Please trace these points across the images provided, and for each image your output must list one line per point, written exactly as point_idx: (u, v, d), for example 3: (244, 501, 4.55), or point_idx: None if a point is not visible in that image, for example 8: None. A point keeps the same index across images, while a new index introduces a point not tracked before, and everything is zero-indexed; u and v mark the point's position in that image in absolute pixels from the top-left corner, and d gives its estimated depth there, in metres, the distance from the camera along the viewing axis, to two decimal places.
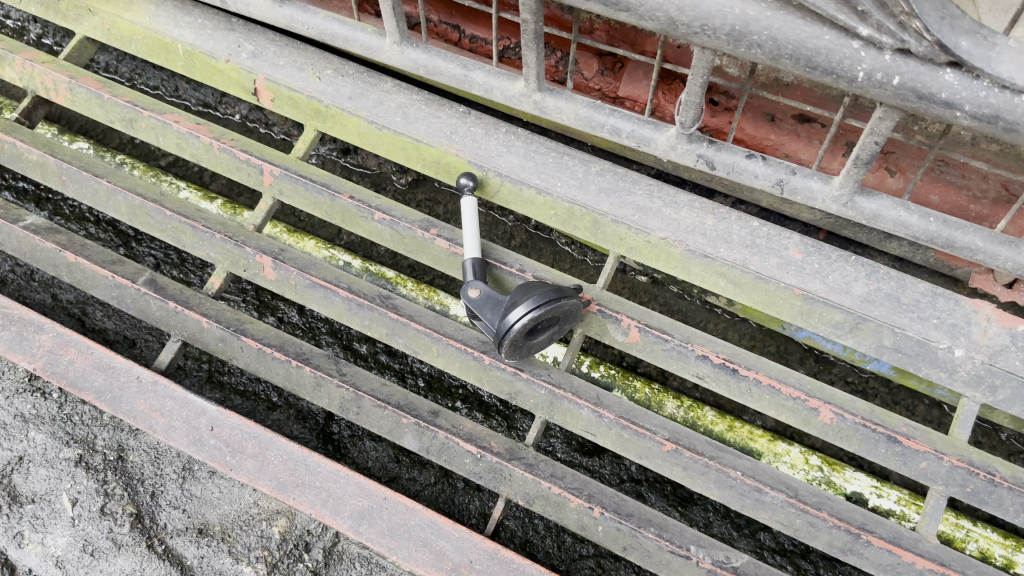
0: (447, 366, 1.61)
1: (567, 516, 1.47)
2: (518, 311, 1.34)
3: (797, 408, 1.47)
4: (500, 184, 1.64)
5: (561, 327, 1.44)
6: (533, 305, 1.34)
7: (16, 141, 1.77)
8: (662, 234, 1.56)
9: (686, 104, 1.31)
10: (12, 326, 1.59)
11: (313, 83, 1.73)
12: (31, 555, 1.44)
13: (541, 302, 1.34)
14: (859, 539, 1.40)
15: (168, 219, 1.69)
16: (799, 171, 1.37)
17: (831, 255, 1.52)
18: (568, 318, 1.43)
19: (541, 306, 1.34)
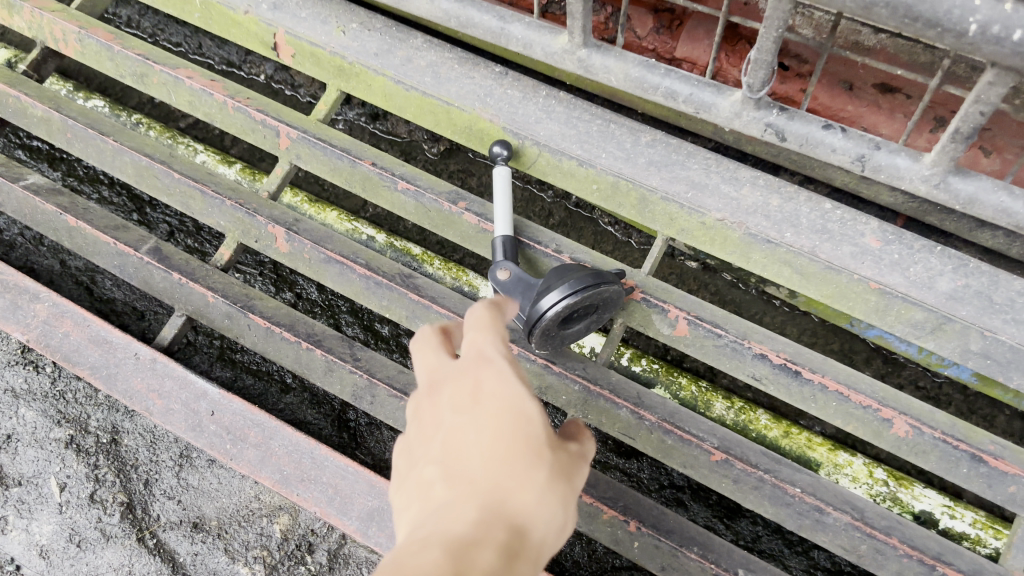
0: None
1: (599, 528, 1.31)
2: (549, 298, 1.18)
3: (867, 418, 1.29)
4: (537, 154, 1.48)
5: (597, 316, 1.28)
6: (566, 292, 1.17)
7: (20, 95, 1.65)
8: (719, 215, 1.38)
9: (754, 62, 1.13)
10: (6, 294, 1.47)
11: (337, 38, 1.57)
12: (14, 543, 1.33)
13: (575, 289, 1.17)
14: (933, 571, 1.22)
15: (176, 182, 1.55)
16: (883, 145, 1.18)
17: (914, 245, 1.32)
18: (606, 306, 1.27)
19: (576, 294, 1.17)
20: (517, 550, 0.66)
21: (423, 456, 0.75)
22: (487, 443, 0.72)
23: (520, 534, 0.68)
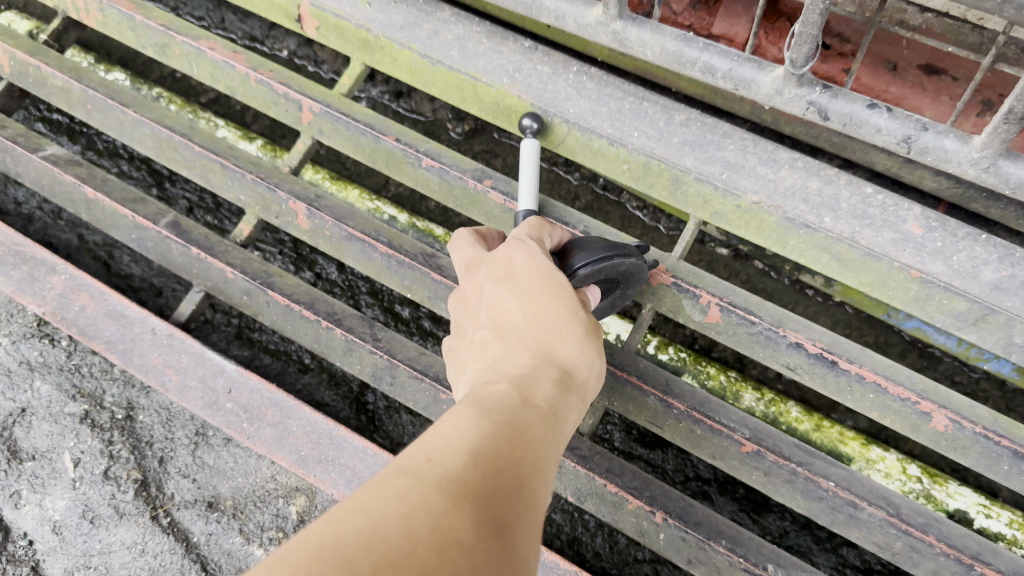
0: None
1: (623, 518, 1.28)
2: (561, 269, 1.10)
3: (906, 412, 1.24)
4: (566, 132, 1.44)
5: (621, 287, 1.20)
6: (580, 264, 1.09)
7: (40, 64, 1.62)
8: (756, 197, 1.34)
9: (799, 36, 1.08)
10: (23, 265, 1.45)
11: (362, 10, 1.52)
12: (27, 518, 1.31)
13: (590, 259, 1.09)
14: (971, 571, 1.18)
15: (196, 155, 1.52)
16: (931, 126, 1.13)
17: (958, 233, 1.27)
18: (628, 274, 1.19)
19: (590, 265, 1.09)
20: (568, 386, 0.80)
21: (474, 334, 0.87)
22: (533, 305, 0.87)
23: (569, 377, 0.81)
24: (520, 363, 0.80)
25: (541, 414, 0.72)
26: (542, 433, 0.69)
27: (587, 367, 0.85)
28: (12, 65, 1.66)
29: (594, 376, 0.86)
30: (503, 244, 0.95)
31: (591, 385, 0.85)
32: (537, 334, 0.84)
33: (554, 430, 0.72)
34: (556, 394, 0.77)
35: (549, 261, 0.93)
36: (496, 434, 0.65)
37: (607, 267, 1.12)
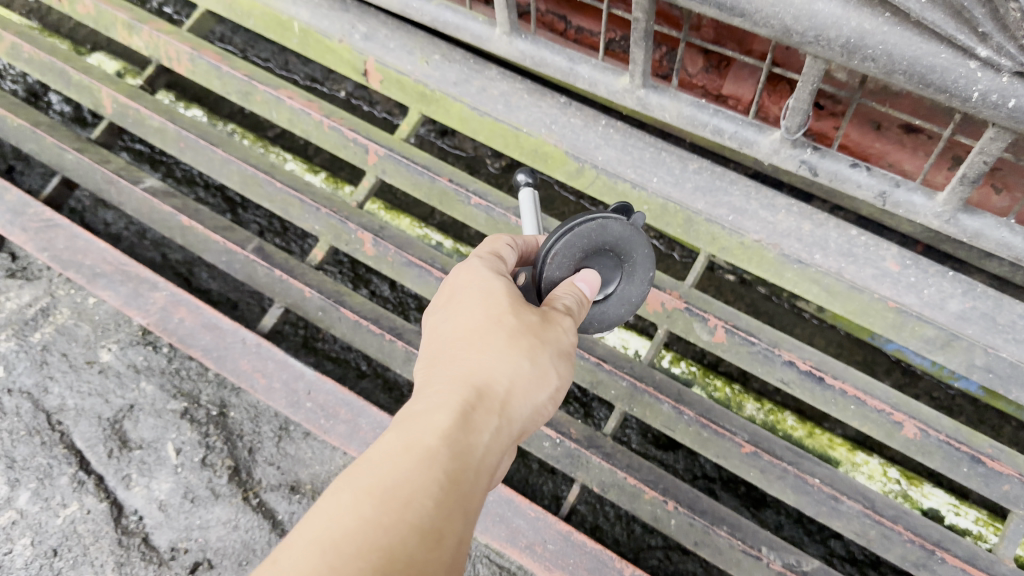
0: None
1: (641, 507, 1.51)
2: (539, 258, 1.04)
3: (881, 421, 1.47)
4: (595, 176, 1.69)
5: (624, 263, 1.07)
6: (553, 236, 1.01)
7: (139, 107, 1.88)
8: (757, 236, 1.57)
9: (792, 109, 1.33)
10: (129, 283, 1.70)
11: (421, 67, 1.78)
12: (136, 497, 1.56)
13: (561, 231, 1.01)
14: (933, 555, 1.40)
15: (277, 190, 1.77)
16: (903, 184, 1.37)
17: (928, 270, 1.49)
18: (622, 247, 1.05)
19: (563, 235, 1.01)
20: (472, 410, 0.83)
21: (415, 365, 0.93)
22: (461, 332, 0.93)
23: (494, 395, 0.87)
24: (424, 399, 0.84)
25: (425, 452, 0.76)
26: (433, 472, 0.74)
27: (519, 378, 0.89)
28: (114, 106, 1.91)
29: (533, 383, 0.90)
30: (450, 271, 1.01)
31: (527, 396, 0.89)
32: (461, 358, 0.90)
33: (462, 458, 0.78)
34: (465, 422, 0.82)
35: (485, 282, 0.96)
36: (357, 498, 0.70)
37: (591, 252, 1.03)
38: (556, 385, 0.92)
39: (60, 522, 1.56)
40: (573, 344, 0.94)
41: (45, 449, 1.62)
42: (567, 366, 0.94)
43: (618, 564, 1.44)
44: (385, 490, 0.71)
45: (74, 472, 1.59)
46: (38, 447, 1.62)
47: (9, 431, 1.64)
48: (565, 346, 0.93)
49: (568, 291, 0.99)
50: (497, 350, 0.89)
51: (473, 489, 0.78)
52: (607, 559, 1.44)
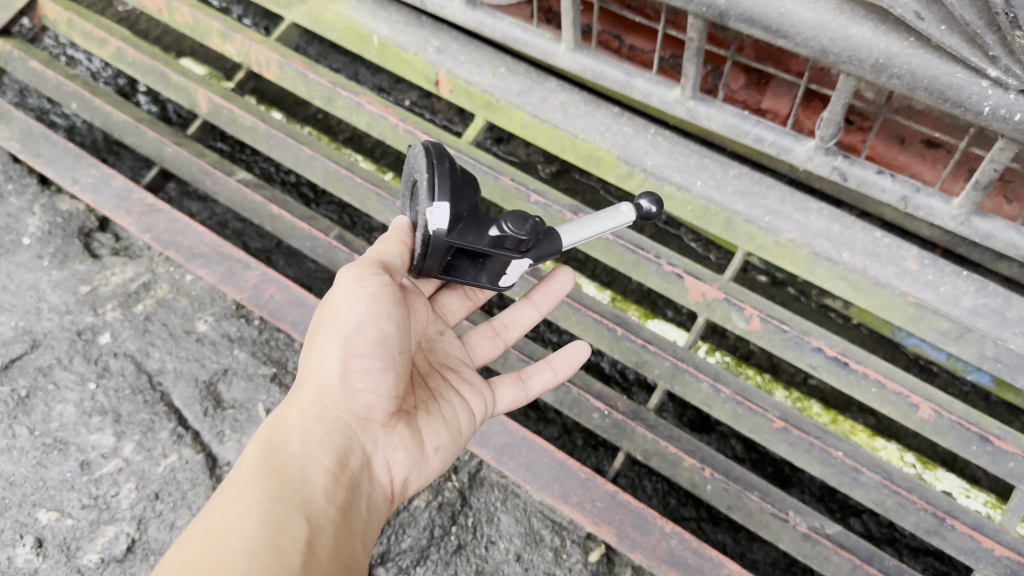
0: (585, 334, 1.84)
1: (680, 473, 1.68)
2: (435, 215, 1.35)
3: (899, 402, 1.64)
4: (644, 179, 1.86)
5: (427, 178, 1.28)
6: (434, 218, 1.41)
7: (233, 108, 2.09)
8: (791, 235, 1.75)
9: (827, 120, 1.51)
10: (224, 262, 1.91)
11: (488, 79, 1.98)
12: (229, 450, 1.77)
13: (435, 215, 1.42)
14: (943, 522, 1.56)
15: (357, 185, 1.99)
16: (922, 190, 1.55)
17: (945, 269, 1.67)
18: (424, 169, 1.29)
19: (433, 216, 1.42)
20: (265, 450, 1.21)
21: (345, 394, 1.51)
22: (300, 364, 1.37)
23: (296, 406, 1.28)
24: (260, 443, 1.23)
25: (273, 454, 1.21)
26: (248, 491, 1.14)
27: (324, 374, 1.30)
28: (209, 106, 2.12)
29: (326, 366, 1.30)
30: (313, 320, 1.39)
31: (326, 381, 1.30)
32: (304, 388, 1.32)
33: (273, 466, 1.19)
34: (274, 444, 1.23)
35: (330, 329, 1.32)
36: (196, 531, 1.09)
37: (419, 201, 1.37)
38: (347, 332, 1.29)
39: (161, 470, 1.75)
40: (375, 289, 1.31)
41: (147, 407, 1.81)
42: (356, 310, 1.30)
43: (659, 521, 1.61)
44: (209, 525, 1.08)
45: (174, 427, 1.78)
46: (141, 404, 1.81)
47: (115, 389, 1.83)
48: (348, 316, 1.29)
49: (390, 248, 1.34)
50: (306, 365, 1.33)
51: (298, 487, 1.18)
52: (649, 516, 1.62)
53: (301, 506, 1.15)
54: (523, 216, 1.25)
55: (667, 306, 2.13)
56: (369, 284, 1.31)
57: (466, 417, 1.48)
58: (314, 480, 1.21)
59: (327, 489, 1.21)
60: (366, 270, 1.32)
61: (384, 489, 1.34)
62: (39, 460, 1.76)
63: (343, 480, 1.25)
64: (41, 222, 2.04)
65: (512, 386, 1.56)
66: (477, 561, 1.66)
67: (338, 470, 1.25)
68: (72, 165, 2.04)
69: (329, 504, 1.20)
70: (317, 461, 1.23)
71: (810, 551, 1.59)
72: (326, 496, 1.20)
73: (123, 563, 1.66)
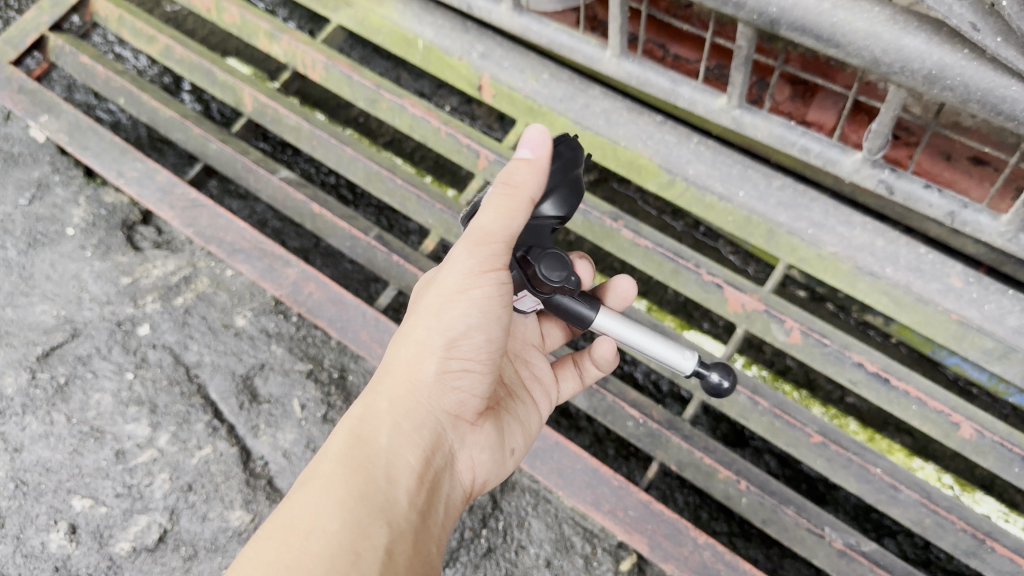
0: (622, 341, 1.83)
1: (714, 485, 1.67)
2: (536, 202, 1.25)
3: (941, 420, 1.61)
4: (685, 188, 1.86)
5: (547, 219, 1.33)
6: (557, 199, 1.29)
7: (278, 107, 2.12)
8: (834, 249, 1.74)
9: (874, 133, 1.50)
10: (264, 259, 1.93)
11: (531, 84, 1.98)
12: (264, 445, 1.78)
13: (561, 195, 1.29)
14: (983, 544, 1.53)
15: (398, 186, 2.00)
16: (970, 206, 1.53)
17: (990, 287, 1.64)
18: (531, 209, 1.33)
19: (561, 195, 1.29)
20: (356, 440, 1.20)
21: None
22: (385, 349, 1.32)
23: (385, 397, 1.25)
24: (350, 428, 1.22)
25: (361, 446, 1.20)
26: (332, 489, 1.14)
27: (421, 369, 1.27)
28: (254, 105, 2.15)
29: (421, 360, 1.26)
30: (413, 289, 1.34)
31: (421, 377, 1.27)
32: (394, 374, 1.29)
33: (359, 463, 1.18)
34: (361, 436, 1.21)
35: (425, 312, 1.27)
36: (282, 515, 1.12)
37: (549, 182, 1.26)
38: (451, 331, 1.25)
39: (195, 461, 1.76)
40: (489, 289, 1.23)
41: (184, 398, 1.82)
42: (466, 310, 1.25)
43: (692, 532, 1.59)
44: (295, 520, 1.10)
45: (209, 420, 1.80)
46: (177, 396, 1.82)
47: (152, 380, 1.84)
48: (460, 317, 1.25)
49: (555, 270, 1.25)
50: (397, 352, 1.28)
51: (382, 487, 1.17)
52: (682, 527, 1.60)
53: (383, 508, 1.15)
54: (561, 261, 1.25)
55: (703, 318, 2.12)
56: (474, 277, 1.22)
57: (535, 414, 1.54)
58: (399, 478, 1.20)
59: (412, 490, 1.21)
60: (489, 257, 1.22)
61: (463, 487, 1.36)
62: (75, 448, 1.77)
63: (426, 480, 1.24)
64: (85, 213, 2.06)
65: (570, 377, 1.58)
66: (506, 565, 1.67)
67: (422, 469, 1.24)
68: (117, 159, 2.07)
69: (411, 506, 1.19)
70: (402, 459, 1.22)
71: (845, 568, 1.57)
72: (409, 499, 1.19)
73: (154, 553, 1.67)
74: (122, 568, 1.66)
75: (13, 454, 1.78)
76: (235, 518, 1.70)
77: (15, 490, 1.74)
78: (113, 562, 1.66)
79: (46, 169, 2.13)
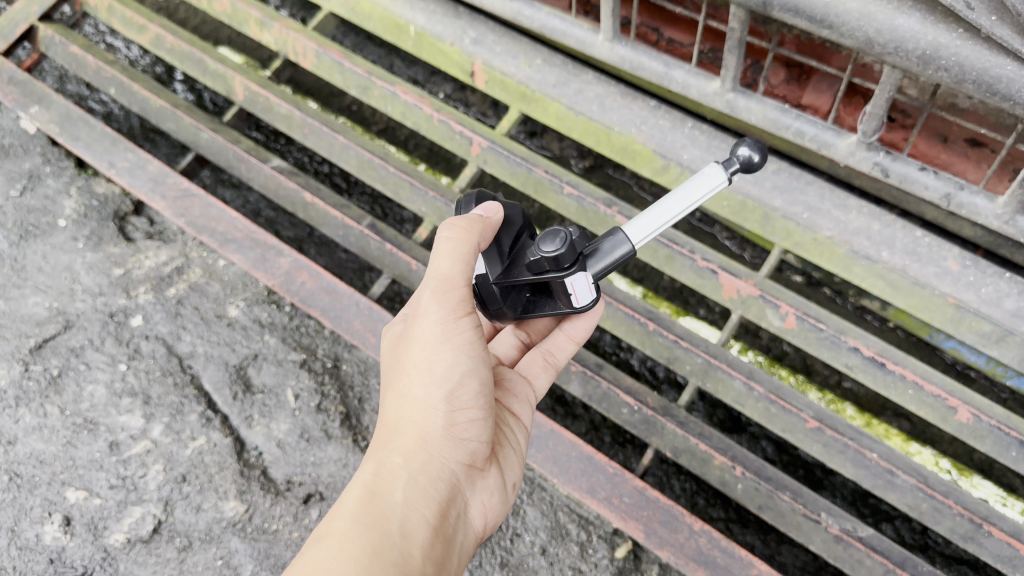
0: (614, 327, 1.82)
1: (710, 472, 1.66)
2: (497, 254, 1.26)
3: (937, 405, 1.60)
4: (679, 173, 1.84)
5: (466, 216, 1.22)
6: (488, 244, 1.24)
7: (270, 96, 2.10)
8: (830, 233, 1.72)
9: (869, 115, 1.49)
10: (257, 249, 1.92)
11: (524, 70, 1.96)
12: (258, 435, 1.77)
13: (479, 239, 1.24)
14: (980, 528, 1.52)
15: (390, 174, 1.99)
16: (966, 187, 1.51)
17: (987, 270, 1.62)
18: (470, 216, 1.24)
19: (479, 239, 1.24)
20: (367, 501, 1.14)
21: None
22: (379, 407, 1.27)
23: (397, 451, 1.20)
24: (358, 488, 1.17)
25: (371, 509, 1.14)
26: (347, 549, 1.07)
27: (426, 420, 1.21)
28: (245, 93, 2.13)
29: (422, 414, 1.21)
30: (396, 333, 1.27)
31: (426, 427, 1.21)
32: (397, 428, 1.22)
33: (371, 522, 1.11)
34: (375, 492, 1.15)
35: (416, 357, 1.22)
36: None
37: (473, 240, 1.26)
38: (450, 381, 1.21)
39: (189, 452, 1.75)
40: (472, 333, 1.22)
41: (177, 389, 1.81)
42: (455, 357, 1.21)
43: (687, 518, 1.59)
44: None
45: (203, 410, 1.79)
46: (170, 387, 1.82)
47: (145, 371, 1.83)
48: (454, 365, 1.21)
49: (467, 263, 1.19)
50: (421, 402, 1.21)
51: (396, 544, 1.10)
52: (678, 514, 1.60)
53: (398, 566, 1.08)
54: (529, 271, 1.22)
55: (699, 304, 2.10)
56: (450, 325, 1.21)
57: (521, 428, 1.42)
58: (416, 534, 1.13)
59: (427, 545, 1.14)
60: (456, 307, 1.21)
61: (477, 535, 1.29)
62: (69, 440, 1.76)
63: (441, 533, 1.18)
64: (77, 204, 2.05)
65: (542, 371, 1.48)
66: (501, 553, 1.66)
67: (438, 523, 1.18)
68: (108, 149, 2.05)
69: (427, 560, 1.12)
70: (418, 513, 1.16)
71: (842, 553, 1.56)
72: (425, 553, 1.13)
73: (149, 544, 1.67)
74: (117, 559, 1.65)
75: (6, 446, 1.77)
76: (229, 509, 1.70)
77: (10, 483, 1.73)
78: (107, 554, 1.66)
79: (37, 161, 2.12)
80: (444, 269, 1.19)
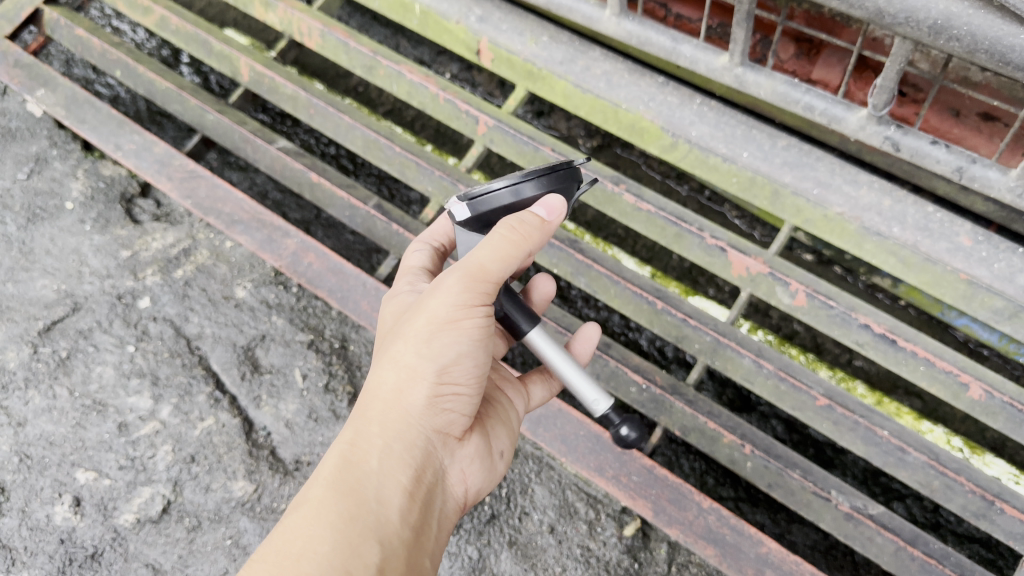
0: (562, 275, 1.90)
1: (719, 450, 1.65)
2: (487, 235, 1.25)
3: (949, 381, 1.59)
4: (687, 150, 1.82)
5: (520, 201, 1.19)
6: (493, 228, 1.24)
7: (275, 77, 2.09)
8: (840, 209, 1.70)
9: (880, 87, 1.46)
10: (264, 229, 1.91)
11: (530, 47, 1.95)
12: (266, 415, 1.78)
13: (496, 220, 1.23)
14: (993, 506, 1.51)
15: (396, 154, 1.98)
16: (979, 160, 1.49)
17: (1000, 246, 1.60)
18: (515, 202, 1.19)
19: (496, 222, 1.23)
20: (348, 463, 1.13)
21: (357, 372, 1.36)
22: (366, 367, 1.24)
23: (376, 419, 1.17)
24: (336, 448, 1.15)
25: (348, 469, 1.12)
26: (321, 516, 1.06)
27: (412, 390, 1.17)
28: (251, 74, 2.12)
29: (411, 384, 1.17)
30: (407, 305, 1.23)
31: (413, 398, 1.18)
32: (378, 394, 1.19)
33: (348, 487, 1.10)
34: (350, 460, 1.13)
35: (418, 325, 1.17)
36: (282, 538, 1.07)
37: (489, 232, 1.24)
38: (442, 359, 1.17)
39: (198, 433, 1.75)
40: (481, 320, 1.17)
41: (185, 370, 1.82)
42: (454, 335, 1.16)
43: (696, 497, 1.58)
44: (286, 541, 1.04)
45: (211, 391, 1.79)
46: (178, 368, 1.82)
47: (153, 352, 1.84)
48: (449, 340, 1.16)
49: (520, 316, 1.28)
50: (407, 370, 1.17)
51: (372, 508, 1.10)
52: (687, 492, 1.59)
53: (375, 528, 1.08)
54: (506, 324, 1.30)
55: (708, 283, 2.09)
56: (457, 309, 1.16)
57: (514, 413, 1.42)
58: (391, 498, 1.12)
59: (404, 509, 1.14)
60: (477, 296, 1.16)
61: (457, 500, 1.28)
62: (78, 421, 1.77)
63: (417, 497, 1.17)
64: (83, 187, 2.05)
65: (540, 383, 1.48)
66: (510, 531, 1.66)
67: (413, 487, 1.17)
68: (115, 132, 2.05)
69: (404, 524, 1.12)
70: (393, 478, 1.14)
71: (852, 530, 1.55)
72: (403, 517, 1.13)
73: (159, 524, 1.67)
74: (126, 539, 1.66)
75: (16, 428, 1.77)
76: (238, 488, 1.70)
77: (20, 464, 1.73)
78: (117, 534, 1.66)
79: (44, 144, 2.12)
80: (495, 272, 1.15)
